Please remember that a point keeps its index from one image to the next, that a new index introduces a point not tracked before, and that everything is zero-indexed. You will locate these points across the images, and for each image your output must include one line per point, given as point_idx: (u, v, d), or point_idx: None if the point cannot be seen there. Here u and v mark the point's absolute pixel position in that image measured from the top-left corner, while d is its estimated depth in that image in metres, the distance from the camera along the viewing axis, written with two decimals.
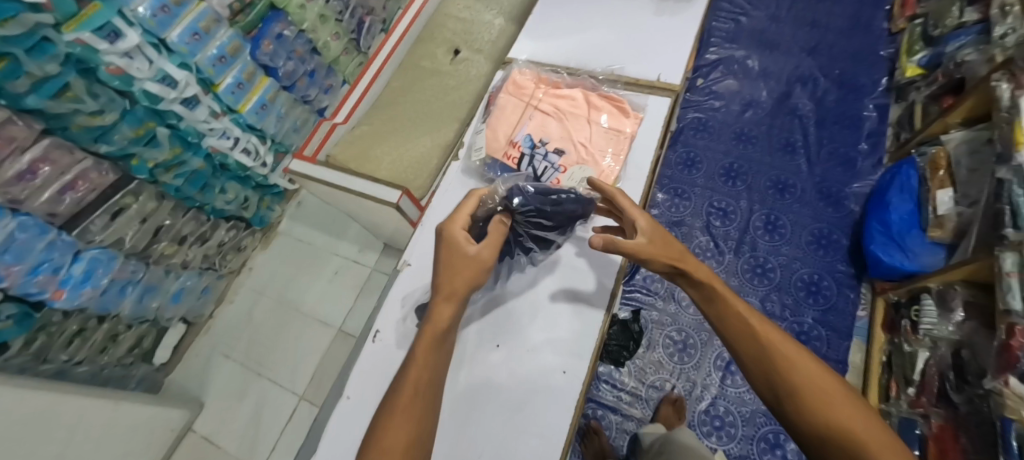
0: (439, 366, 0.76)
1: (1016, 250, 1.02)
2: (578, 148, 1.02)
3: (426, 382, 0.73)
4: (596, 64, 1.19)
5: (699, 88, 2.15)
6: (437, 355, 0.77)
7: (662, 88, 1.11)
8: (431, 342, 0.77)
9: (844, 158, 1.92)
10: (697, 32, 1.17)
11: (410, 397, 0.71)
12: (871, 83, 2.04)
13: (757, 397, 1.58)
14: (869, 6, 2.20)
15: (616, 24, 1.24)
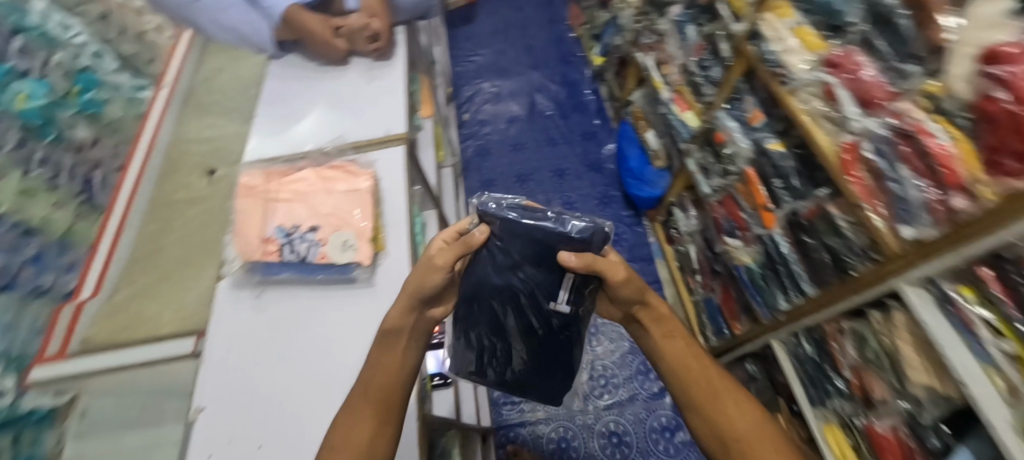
0: (397, 367, 0.72)
1: (689, 155, 1.44)
2: (329, 219, 0.97)
3: (383, 391, 0.70)
4: (324, 136, 1.16)
5: (468, 122, 2.47)
6: (389, 359, 0.72)
7: (392, 138, 1.13)
8: (382, 346, 0.73)
9: (590, 134, 2.40)
10: (402, 81, 1.24)
11: (359, 408, 0.68)
12: (580, 75, 2.61)
13: (620, 344, 1.85)
14: (555, 23, 2.82)
15: (334, 94, 1.24)
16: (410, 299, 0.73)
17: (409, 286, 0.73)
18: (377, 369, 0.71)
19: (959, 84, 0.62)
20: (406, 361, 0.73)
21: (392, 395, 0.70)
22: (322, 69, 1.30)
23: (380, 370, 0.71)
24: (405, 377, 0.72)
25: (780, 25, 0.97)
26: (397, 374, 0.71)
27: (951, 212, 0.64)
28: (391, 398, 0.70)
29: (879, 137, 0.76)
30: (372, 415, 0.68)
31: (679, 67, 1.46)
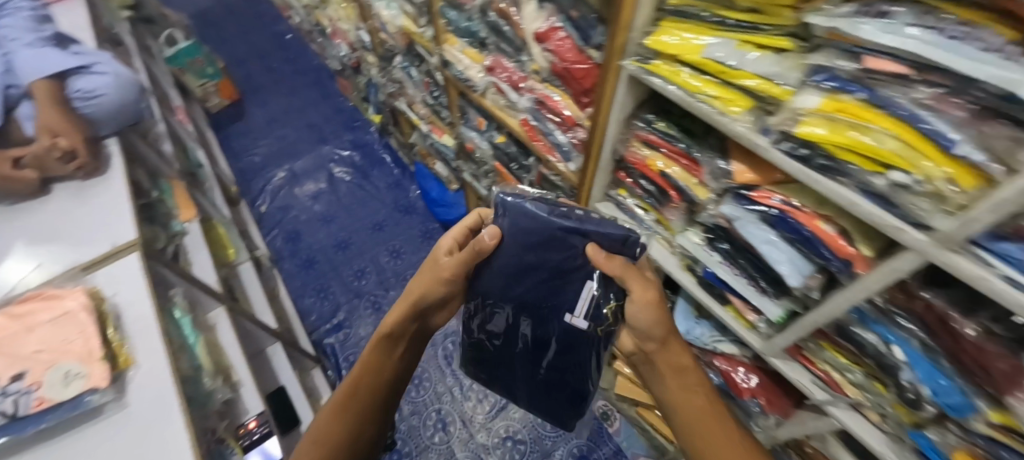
0: (383, 372, 0.80)
1: (460, 168, 1.68)
2: (39, 358, 0.74)
3: (360, 395, 0.78)
4: (23, 274, 0.92)
5: (266, 211, 2.29)
6: (380, 367, 0.80)
7: (121, 248, 0.92)
8: (376, 355, 0.80)
9: (394, 182, 2.39)
10: (124, 183, 1.03)
11: (336, 410, 0.76)
12: (365, 131, 2.60)
13: None
14: (325, 92, 2.79)
15: (33, 219, 0.98)
16: (411, 310, 0.79)
17: (415, 291, 0.78)
18: (364, 378, 0.79)
19: (540, 61, 0.87)
20: (391, 373, 0.81)
21: (371, 402, 0.78)
22: (12, 208, 1.01)
23: (366, 378, 0.79)
24: (389, 386, 0.81)
25: (454, 51, 1.17)
26: (382, 382, 0.80)
27: (583, 140, 0.91)
28: (372, 400, 0.79)
29: (533, 108, 1.00)
30: (347, 424, 0.76)
31: (423, 104, 1.68)
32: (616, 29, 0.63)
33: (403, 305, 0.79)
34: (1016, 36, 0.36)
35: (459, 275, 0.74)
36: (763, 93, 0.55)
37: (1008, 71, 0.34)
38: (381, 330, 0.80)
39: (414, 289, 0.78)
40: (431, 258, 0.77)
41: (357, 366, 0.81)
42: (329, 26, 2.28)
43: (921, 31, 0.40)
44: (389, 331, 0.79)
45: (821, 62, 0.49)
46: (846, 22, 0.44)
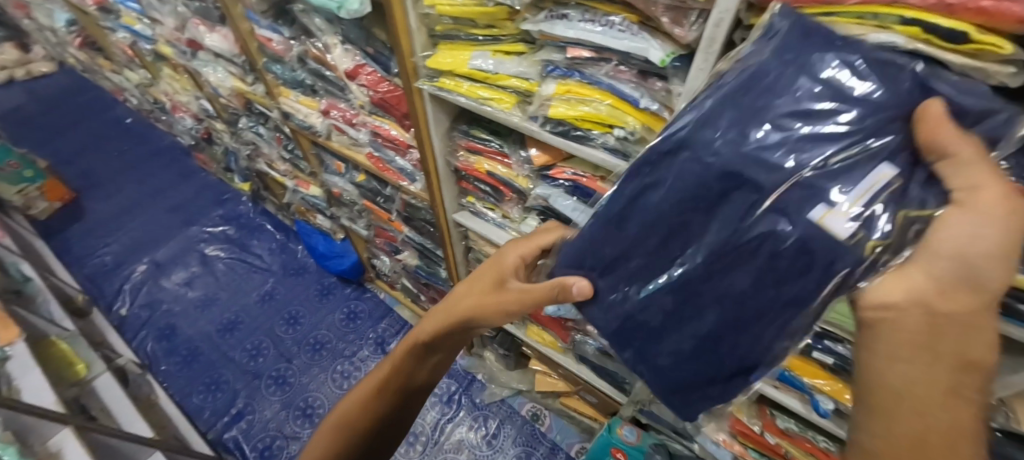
0: (414, 372, 0.73)
1: (336, 214, 1.66)
2: None
3: (381, 399, 0.71)
4: None
5: (131, 312, 2.07)
6: (409, 374, 0.73)
7: None
8: (409, 358, 0.73)
9: (279, 246, 2.26)
10: None
11: (353, 411, 0.71)
12: (237, 200, 2.44)
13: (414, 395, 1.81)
14: (183, 170, 2.60)
15: None
16: (457, 319, 0.71)
17: (467, 293, 0.71)
18: (391, 384, 0.72)
19: (360, 96, 0.95)
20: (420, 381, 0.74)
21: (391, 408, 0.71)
22: None
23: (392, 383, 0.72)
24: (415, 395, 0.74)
25: (290, 102, 1.20)
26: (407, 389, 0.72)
27: (419, 160, 0.98)
28: (398, 404, 0.72)
29: (372, 140, 1.07)
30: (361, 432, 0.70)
31: (281, 161, 1.66)
32: (403, 56, 0.73)
33: (451, 307, 0.71)
34: (637, 18, 0.51)
35: (523, 296, 0.63)
36: (522, 89, 0.67)
37: (638, 42, 0.51)
38: (423, 335, 0.73)
39: (465, 297, 0.71)
40: (495, 260, 0.71)
41: (386, 364, 0.75)
42: (167, 101, 2.17)
43: (588, 25, 0.54)
44: (429, 336, 0.72)
45: (546, 58, 0.62)
46: (546, 25, 0.57)
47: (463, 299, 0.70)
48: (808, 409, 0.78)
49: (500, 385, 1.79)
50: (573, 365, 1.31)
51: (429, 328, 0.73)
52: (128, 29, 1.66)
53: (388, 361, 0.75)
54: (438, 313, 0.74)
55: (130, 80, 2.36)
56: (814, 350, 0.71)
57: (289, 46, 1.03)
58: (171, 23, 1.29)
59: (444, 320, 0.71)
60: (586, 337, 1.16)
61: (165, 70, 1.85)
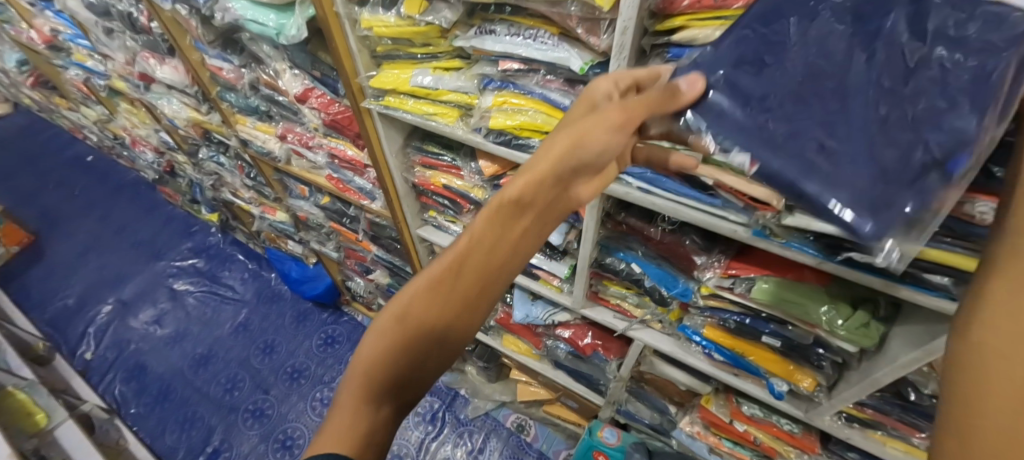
0: (501, 242, 0.43)
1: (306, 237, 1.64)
2: None
3: (415, 356, 0.42)
4: None
5: (98, 355, 2.01)
6: (475, 278, 0.42)
7: None
8: (469, 262, 0.42)
9: (252, 275, 2.22)
10: None
11: (362, 398, 0.41)
12: (206, 231, 2.40)
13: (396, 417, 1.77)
14: (148, 204, 2.54)
15: None
16: (525, 207, 0.43)
17: (530, 173, 0.42)
18: (440, 308, 0.42)
19: (314, 119, 0.96)
20: (488, 285, 0.43)
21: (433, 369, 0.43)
22: None
23: (444, 307, 0.42)
24: (476, 314, 0.43)
25: (248, 129, 1.20)
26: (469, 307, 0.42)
27: (376, 178, 0.99)
28: (439, 349, 0.43)
29: (330, 162, 1.08)
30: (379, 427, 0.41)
31: (246, 189, 1.65)
32: (346, 77, 0.75)
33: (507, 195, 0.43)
34: (557, 30, 0.55)
35: (626, 127, 0.42)
36: (462, 103, 0.69)
37: (559, 53, 0.54)
38: (477, 236, 0.42)
39: (533, 172, 0.42)
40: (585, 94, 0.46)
41: (419, 281, 0.43)
42: (127, 136, 2.13)
43: (514, 38, 0.57)
44: (490, 226, 0.42)
45: (481, 71, 0.65)
46: (477, 40, 0.60)
47: (519, 184, 0.42)
48: (765, 392, 0.81)
49: (483, 398, 1.76)
50: (549, 371, 1.31)
51: (483, 222, 0.43)
52: (80, 65, 1.65)
53: (431, 279, 0.43)
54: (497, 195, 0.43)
55: (88, 117, 2.31)
56: (763, 335, 0.72)
57: (240, 74, 1.03)
58: (121, 58, 1.28)
59: (499, 218, 0.42)
60: (557, 342, 1.18)
61: (122, 105, 1.83)
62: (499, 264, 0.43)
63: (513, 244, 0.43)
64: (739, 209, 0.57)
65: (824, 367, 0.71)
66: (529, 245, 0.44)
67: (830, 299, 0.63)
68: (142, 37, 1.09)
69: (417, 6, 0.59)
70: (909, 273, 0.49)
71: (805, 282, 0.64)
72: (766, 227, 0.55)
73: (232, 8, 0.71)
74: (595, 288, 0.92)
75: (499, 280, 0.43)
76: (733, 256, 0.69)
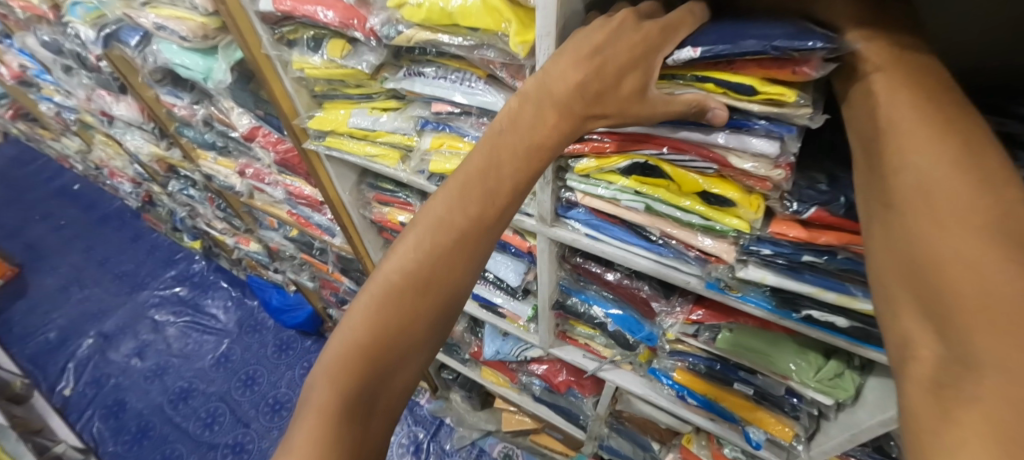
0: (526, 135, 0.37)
1: (283, 268, 1.59)
2: None
3: (449, 258, 0.37)
4: None
5: (75, 392, 1.97)
6: (472, 205, 0.37)
7: None
8: (466, 185, 0.37)
9: (235, 303, 2.18)
10: None
11: (358, 354, 0.35)
12: (189, 258, 2.36)
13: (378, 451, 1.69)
14: (132, 232, 2.51)
15: None
16: (573, 102, 0.37)
17: (569, 49, 0.37)
18: (434, 243, 0.36)
19: (266, 156, 0.92)
20: (495, 213, 0.37)
21: (428, 315, 0.37)
22: None
23: (438, 242, 0.36)
24: (481, 244, 0.37)
25: (209, 163, 1.17)
26: (471, 237, 0.37)
27: (333, 215, 0.95)
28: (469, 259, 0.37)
29: (288, 198, 1.04)
30: (383, 384, 0.36)
31: (219, 219, 1.61)
32: (285, 119, 0.71)
33: (539, 87, 0.38)
34: (485, 72, 0.51)
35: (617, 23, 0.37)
36: (401, 144, 0.65)
37: (486, 98, 0.51)
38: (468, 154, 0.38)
39: (576, 49, 0.37)
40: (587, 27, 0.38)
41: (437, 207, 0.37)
42: (106, 167, 2.11)
43: (441, 81, 0.54)
44: (491, 138, 0.38)
45: (416, 113, 0.61)
46: (407, 82, 0.56)
47: (567, 74, 0.36)
48: (741, 438, 0.76)
49: (469, 427, 1.67)
50: (529, 404, 1.24)
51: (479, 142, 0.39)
52: (51, 100, 1.63)
53: (412, 222, 0.37)
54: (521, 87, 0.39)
55: (69, 147, 2.29)
56: (734, 382, 0.68)
57: (192, 110, 0.99)
58: (82, 94, 1.26)
59: (506, 129, 0.38)
60: (532, 377, 1.13)
61: (96, 137, 1.80)
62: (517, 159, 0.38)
63: (532, 148, 0.37)
64: (691, 260, 0.52)
65: (800, 416, 0.66)
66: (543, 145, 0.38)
67: (798, 349, 0.58)
68: (94, 75, 1.06)
69: (339, 50, 0.56)
70: (875, 337, 0.44)
71: (770, 330, 0.60)
72: (721, 280, 0.50)
73: (160, 52, 0.69)
74: (563, 327, 0.87)
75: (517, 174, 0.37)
76: (695, 299, 0.64)
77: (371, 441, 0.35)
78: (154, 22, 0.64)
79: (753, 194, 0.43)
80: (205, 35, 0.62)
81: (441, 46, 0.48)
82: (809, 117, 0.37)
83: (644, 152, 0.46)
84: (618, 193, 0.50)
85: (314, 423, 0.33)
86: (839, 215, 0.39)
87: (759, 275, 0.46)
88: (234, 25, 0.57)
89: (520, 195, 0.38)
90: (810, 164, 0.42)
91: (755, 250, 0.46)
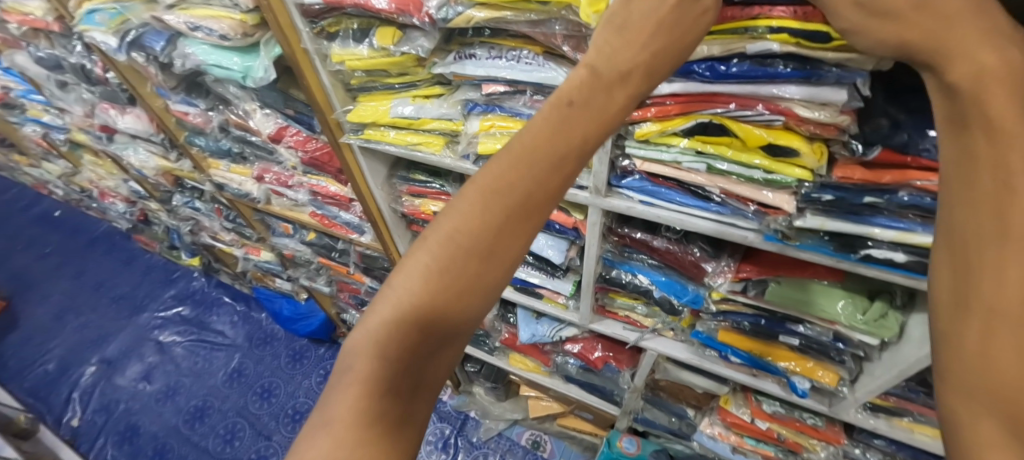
0: (581, 106, 0.35)
1: (297, 276, 1.57)
2: None
3: (500, 231, 0.35)
4: None
5: (82, 423, 1.91)
6: (533, 175, 0.35)
7: None
8: (530, 153, 0.35)
9: (241, 318, 2.15)
10: None
11: (406, 330, 0.35)
12: (188, 276, 2.31)
13: None
14: (124, 255, 2.44)
15: None
16: (632, 79, 0.36)
17: (630, 23, 0.36)
18: (490, 214, 0.35)
19: (291, 156, 0.92)
20: (552, 188, 0.35)
21: (480, 290, 0.36)
22: None
23: (488, 215, 0.35)
24: (538, 221, 0.36)
25: (222, 171, 1.15)
26: (531, 212, 0.35)
27: (363, 211, 0.95)
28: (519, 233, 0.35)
29: (312, 199, 1.04)
30: (428, 357, 0.36)
31: (225, 231, 1.59)
32: (323, 115, 0.71)
33: (602, 61, 0.37)
34: (542, 48, 0.53)
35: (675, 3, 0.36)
36: (447, 130, 0.66)
37: (546, 73, 0.52)
38: (532, 120, 0.36)
39: (636, 28, 0.36)
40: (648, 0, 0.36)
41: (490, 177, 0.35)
42: (96, 188, 2.05)
43: (496, 61, 0.55)
44: (554, 109, 0.36)
45: (464, 97, 0.62)
46: (456, 66, 0.57)
47: (629, 49, 0.36)
48: (786, 389, 0.79)
49: (494, 418, 1.69)
50: (561, 386, 1.27)
51: (543, 108, 0.36)
52: (38, 121, 1.59)
53: (468, 192, 0.36)
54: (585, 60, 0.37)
55: (51, 172, 2.21)
56: (780, 335, 0.70)
57: (207, 117, 0.98)
58: (80, 111, 1.22)
59: (572, 102, 0.35)
60: (566, 357, 1.16)
61: (86, 157, 1.76)
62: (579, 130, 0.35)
63: (596, 125, 0.35)
64: (749, 215, 0.54)
65: (845, 360, 0.69)
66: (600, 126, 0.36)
67: (847, 293, 0.60)
68: (100, 88, 1.04)
69: (391, 37, 0.57)
70: None
71: (818, 279, 0.61)
72: (778, 231, 0.52)
73: (192, 54, 0.69)
74: (602, 301, 0.89)
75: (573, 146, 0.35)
76: (742, 259, 0.66)
77: (413, 417, 0.36)
78: (188, 24, 0.64)
79: (816, 143, 0.45)
80: (245, 32, 0.61)
81: (504, 24, 0.49)
82: (877, 64, 0.38)
83: (710, 111, 0.47)
84: (679, 155, 0.52)
85: (357, 391, 0.34)
86: (904, 154, 0.42)
87: (818, 222, 0.48)
88: (275, 21, 0.57)
89: (579, 169, 0.36)
90: (870, 109, 0.43)
91: (816, 197, 0.48)
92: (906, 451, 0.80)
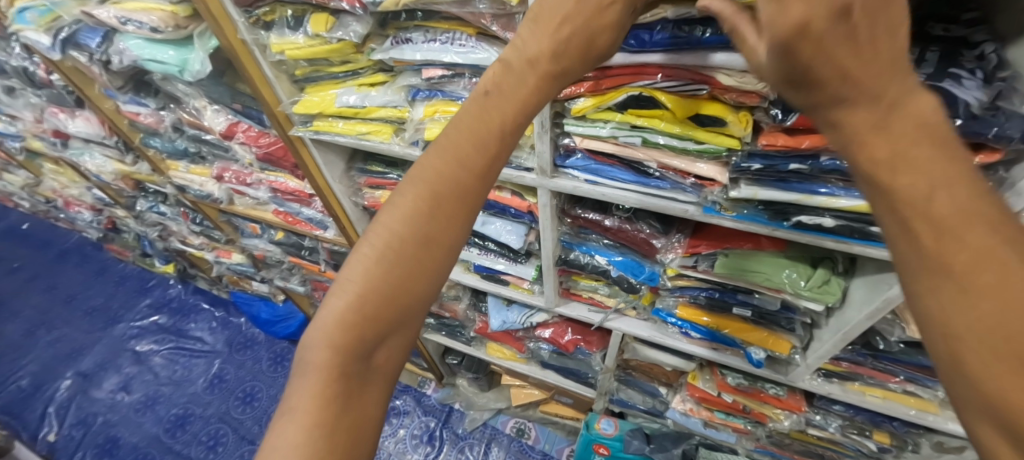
0: (502, 93, 0.38)
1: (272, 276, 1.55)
2: None
3: (439, 214, 0.37)
4: None
5: (58, 437, 1.86)
6: (463, 161, 0.37)
7: None
8: (455, 142, 0.38)
9: (219, 323, 2.13)
10: None
11: (358, 319, 0.36)
12: (163, 285, 2.28)
13: (392, 446, 1.68)
14: (96, 266, 2.39)
15: None
16: (546, 65, 0.38)
17: (543, 17, 0.38)
18: (426, 200, 0.37)
19: (248, 154, 0.91)
20: (484, 168, 0.38)
21: (425, 273, 0.37)
22: None
23: (423, 198, 0.37)
24: (474, 203, 0.38)
25: (181, 173, 1.13)
26: (465, 195, 0.37)
27: (324, 206, 0.94)
28: (457, 214, 0.37)
29: (273, 196, 1.03)
30: (380, 343, 0.37)
31: (194, 234, 1.57)
32: (268, 107, 0.69)
33: (514, 55, 0.39)
34: (474, 30, 0.53)
35: None
36: (393, 118, 0.66)
37: (480, 54, 0.52)
38: (457, 113, 0.39)
39: (548, 18, 0.38)
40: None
41: (422, 166, 0.38)
42: (60, 198, 2.01)
43: (431, 44, 0.55)
44: (476, 103, 0.38)
45: (407, 83, 0.62)
46: (394, 51, 0.57)
47: (540, 39, 0.38)
48: (744, 361, 0.81)
49: (479, 408, 1.69)
50: (538, 373, 1.28)
51: (467, 102, 0.39)
52: None
53: (405, 183, 0.38)
54: (501, 54, 0.39)
55: (13, 183, 2.16)
56: (733, 307, 0.72)
57: (159, 116, 0.96)
58: (30, 117, 1.19)
59: (491, 92, 0.38)
60: (539, 343, 1.17)
61: (46, 166, 1.72)
62: (502, 113, 0.38)
63: (518, 106, 0.38)
64: (687, 189, 0.55)
65: (796, 329, 0.71)
66: (522, 109, 0.38)
67: (790, 262, 0.62)
68: (46, 91, 1.01)
69: (323, 24, 0.56)
70: (859, 232, 0.47)
71: (761, 250, 0.63)
72: (716, 203, 0.54)
73: (126, 49, 0.67)
74: (566, 284, 0.90)
75: (498, 129, 0.38)
76: (691, 234, 0.68)
77: (373, 401, 0.37)
78: (118, 17, 0.63)
79: (742, 111, 0.47)
80: (177, 24, 0.61)
81: (432, 6, 0.49)
82: None
83: (639, 83, 0.48)
84: (615, 131, 0.53)
85: (314, 379, 0.35)
86: None
87: (751, 191, 0.49)
88: (208, 12, 0.55)
89: (507, 152, 0.38)
90: None
91: (746, 167, 0.49)
92: (862, 414, 0.84)
